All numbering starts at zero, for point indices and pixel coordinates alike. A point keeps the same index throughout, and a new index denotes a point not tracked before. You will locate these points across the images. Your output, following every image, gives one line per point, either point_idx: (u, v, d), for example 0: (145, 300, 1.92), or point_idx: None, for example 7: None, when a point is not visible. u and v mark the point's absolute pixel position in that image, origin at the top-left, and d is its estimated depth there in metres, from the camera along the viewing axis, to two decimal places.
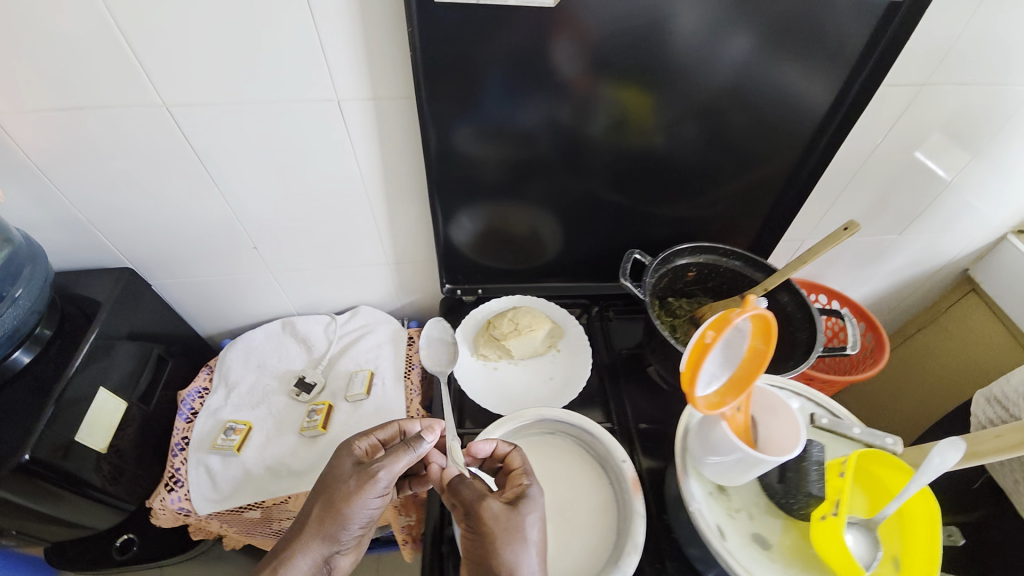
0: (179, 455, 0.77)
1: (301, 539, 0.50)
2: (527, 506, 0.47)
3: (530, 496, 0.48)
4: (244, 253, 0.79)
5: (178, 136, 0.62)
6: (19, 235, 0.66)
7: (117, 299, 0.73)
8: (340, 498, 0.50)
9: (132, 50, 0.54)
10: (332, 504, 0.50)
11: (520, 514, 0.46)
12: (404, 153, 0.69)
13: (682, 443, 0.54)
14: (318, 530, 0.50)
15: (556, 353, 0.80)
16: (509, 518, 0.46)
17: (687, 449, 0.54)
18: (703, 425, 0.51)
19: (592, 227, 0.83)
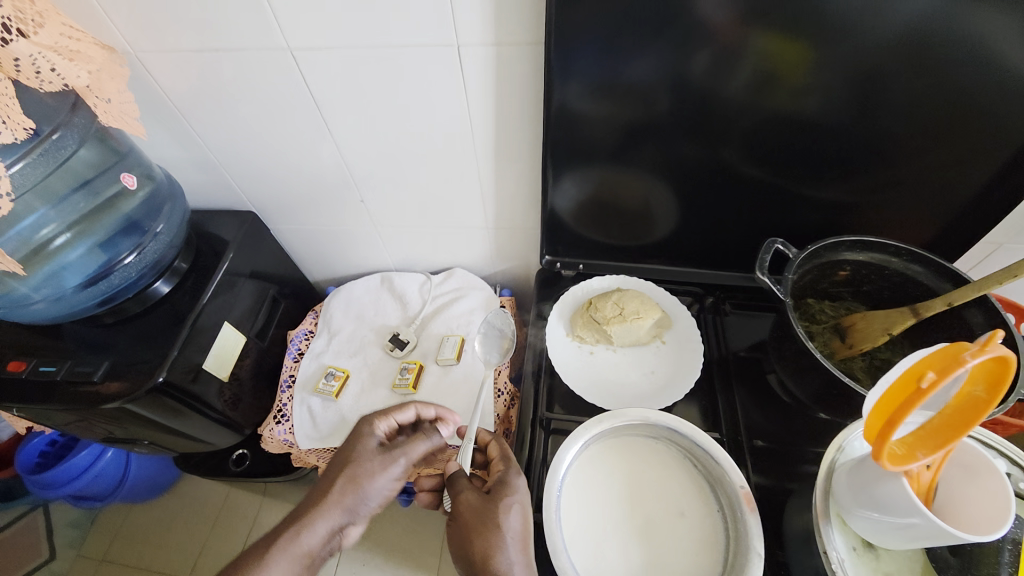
0: (286, 391, 0.83)
1: (318, 507, 0.52)
2: (514, 504, 0.50)
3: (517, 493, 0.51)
4: (351, 204, 0.79)
5: (297, 82, 0.62)
6: (161, 174, 0.72)
7: (242, 240, 0.78)
8: (356, 475, 0.54)
9: None
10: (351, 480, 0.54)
11: (506, 511, 0.50)
12: (521, 106, 0.62)
13: (824, 482, 0.45)
14: (337, 500, 0.52)
15: (660, 345, 0.71)
16: (493, 515, 0.49)
17: (831, 491, 0.44)
18: (861, 471, 0.41)
19: (720, 206, 0.71)
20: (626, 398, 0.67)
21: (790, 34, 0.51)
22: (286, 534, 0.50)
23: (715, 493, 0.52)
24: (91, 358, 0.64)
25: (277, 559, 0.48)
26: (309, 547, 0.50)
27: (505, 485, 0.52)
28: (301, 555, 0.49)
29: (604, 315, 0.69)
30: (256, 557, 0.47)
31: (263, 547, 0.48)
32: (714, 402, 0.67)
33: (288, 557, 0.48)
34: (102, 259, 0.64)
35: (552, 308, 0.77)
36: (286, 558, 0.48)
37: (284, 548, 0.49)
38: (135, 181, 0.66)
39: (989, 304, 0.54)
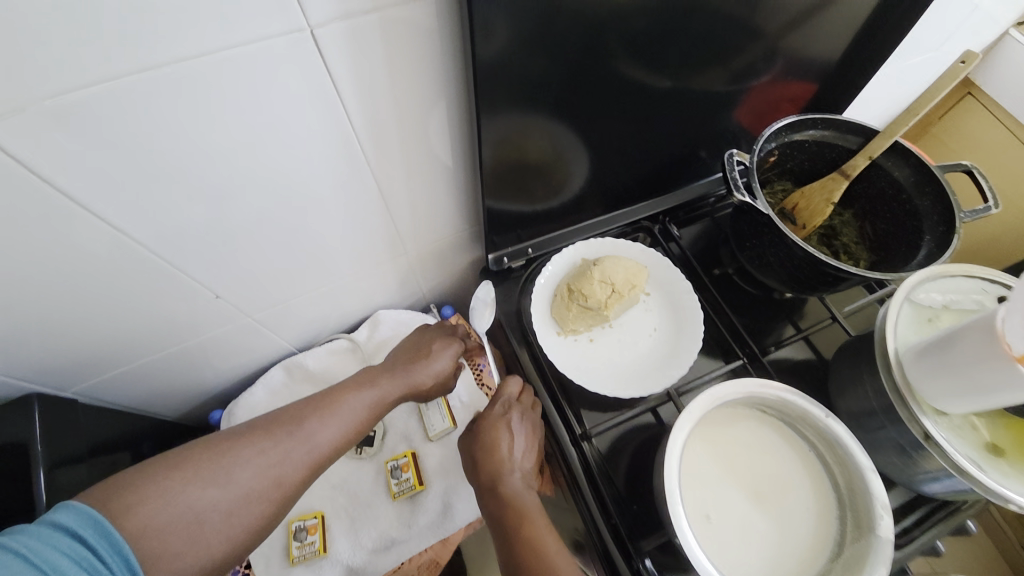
0: None
1: (380, 382, 0.54)
2: (505, 426, 0.56)
3: (512, 419, 0.57)
4: (205, 309, 0.54)
5: (21, 179, 0.34)
6: None
7: (49, 439, 0.49)
8: (427, 355, 0.60)
9: None
10: (420, 361, 0.59)
11: (497, 429, 0.56)
12: (417, 91, 0.44)
13: (900, 377, 0.48)
14: (406, 372, 0.57)
15: (646, 298, 0.67)
16: (488, 434, 0.56)
17: (905, 379, 0.47)
18: (944, 353, 0.44)
19: (648, 134, 0.65)
20: (648, 372, 0.61)
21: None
22: (340, 395, 0.51)
23: (795, 429, 0.53)
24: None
25: (329, 414, 0.48)
26: (363, 414, 0.51)
27: (500, 410, 0.58)
28: (357, 416, 0.50)
29: (598, 300, 0.62)
30: (304, 415, 0.47)
31: (310, 408, 0.48)
32: (720, 330, 0.66)
33: (340, 422, 0.49)
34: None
35: (525, 313, 0.66)
36: (339, 418, 0.49)
37: (334, 412, 0.49)
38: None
39: (902, 147, 0.60)
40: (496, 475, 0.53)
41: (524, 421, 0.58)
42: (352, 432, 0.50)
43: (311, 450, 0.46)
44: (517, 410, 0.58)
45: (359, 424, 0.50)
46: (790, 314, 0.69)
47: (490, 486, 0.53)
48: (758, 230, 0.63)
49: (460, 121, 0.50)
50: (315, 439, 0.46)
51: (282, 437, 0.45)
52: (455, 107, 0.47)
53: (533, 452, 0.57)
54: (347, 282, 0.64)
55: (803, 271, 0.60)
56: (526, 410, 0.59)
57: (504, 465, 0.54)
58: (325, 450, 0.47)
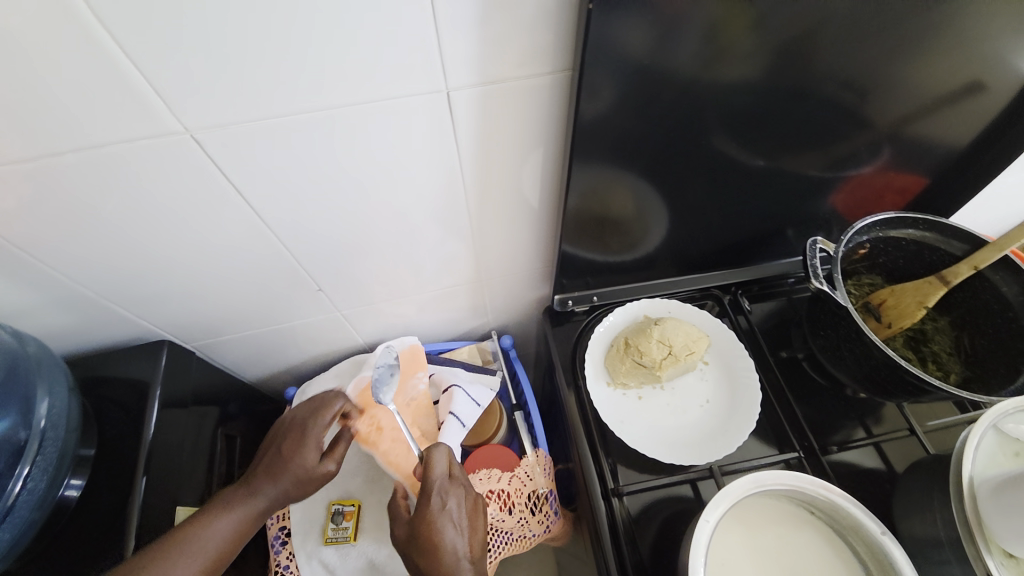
0: (281, 551, 0.68)
1: (239, 502, 0.53)
2: (446, 521, 0.51)
3: (449, 510, 0.52)
4: (306, 297, 0.62)
5: (208, 175, 0.43)
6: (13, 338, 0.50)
7: (166, 381, 0.58)
8: (284, 459, 0.55)
9: (134, 59, 0.34)
10: (284, 461, 0.55)
11: (434, 526, 0.51)
12: (524, 141, 0.49)
13: (972, 509, 0.45)
14: (269, 487, 0.54)
15: (703, 367, 0.66)
16: (426, 535, 0.51)
17: (976, 514, 0.44)
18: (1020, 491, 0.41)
19: (731, 209, 0.67)
20: (695, 441, 0.61)
21: (815, 19, 0.45)
22: (196, 525, 0.50)
23: (846, 540, 0.50)
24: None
25: (185, 549, 0.48)
26: (220, 543, 0.50)
27: (435, 499, 0.53)
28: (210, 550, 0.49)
29: (653, 359, 0.63)
30: (167, 561, 0.46)
31: (163, 544, 0.47)
32: (778, 416, 0.63)
33: (190, 561, 0.47)
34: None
35: (581, 356, 0.68)
36: (190, 556, 0.48)
37: (185, 548, 0.48)
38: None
39: (1013, 263, 0.57)
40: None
41: (462, 506, 0.53)
42: (208, 563, 0.49)
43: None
44: (451, 496, 0.54)
45: (217, 553, 0.50)
46: (863, 415, 0.64)
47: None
48: (834, 323, 0.61)
49: (554, 174, 0.55)
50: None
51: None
52: (552, 160, 0.53)
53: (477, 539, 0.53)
54: (423, 298, 0.71)
55: (881, 373, 0.57)
56: (460, 490, 0.55)
57: (446, 571, 0.49)
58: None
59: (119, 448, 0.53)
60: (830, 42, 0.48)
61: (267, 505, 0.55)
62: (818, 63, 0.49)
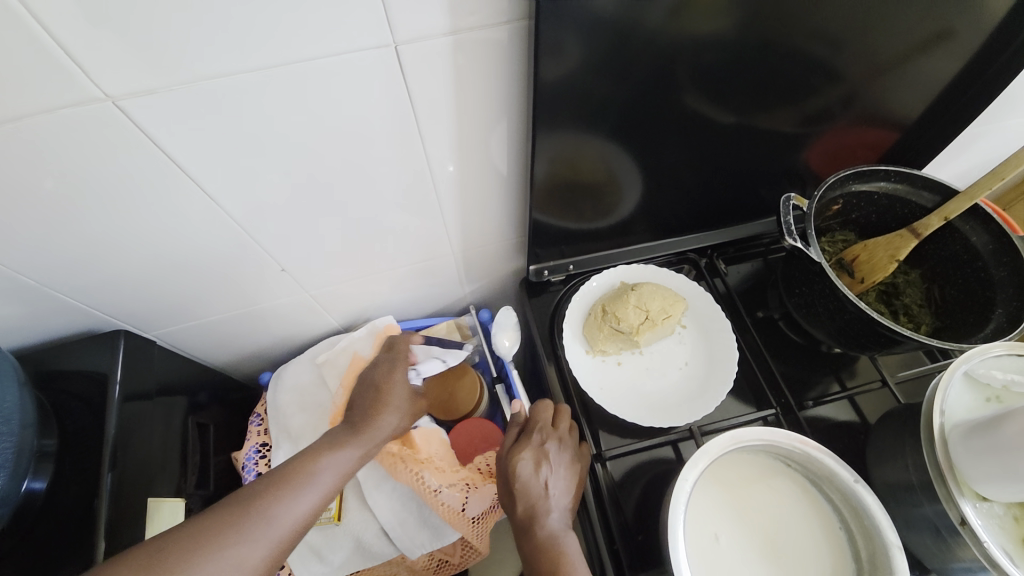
0: None
1: (355, 435, 0.52)
2: (543, 461, 0.53)
3: (550, 450, 0.54)
4: (271, 278, 0.60)
5: (143, 148, 0.40)
6: None
7: (128, 372, 0.56)
8: (383, 393, 0.57)
9: (38, 17, 0.31)
10: (381, 398, 0.57)
11: (534, 461, 0.53)
12: (485, 102, 0.47)
13: (943, 455, 0.45)
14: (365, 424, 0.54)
15: (681, 330, 0.66)
16: (523, 469, 0.53)
17: (949, 461, 0.45)
18: (991, 437, 0.41)
19: (705, 168, 0.65)
20: (674, 404, 0.61)
21: None
22: (307, 459, 0.48)
23: (820, 490, 0.51)
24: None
25: (250, 514, 0.43)
26: (334, 477, 0.48)
27: (538, 439, 0.55)
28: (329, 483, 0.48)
29: (630, 324, 0.62)
30: (262, 496, 0.44)
31: (268, 482, 0.45)
32: (755, 375, 0.64)
33: (306, 494, 0.46)
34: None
35: (559, 326, 0.68)
36: (307, 491, 0.46)
37: (302, 483, 0.46)
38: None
39: (981, 212, 0.57)
40: (534, 515, 0.51)
41: (564, 453, 0.55)
42: (320, 500, 0.47)
43: (278, 532, 0.43)
44: (554, 440, 0.55)
45: (296, 522, 0.44)
46: (837, 369, 0.65)
47: (524, 526, 0.51)
48: (809, 280, 0.61)
49: (521, 138, 0.53)
50: (279, 520, 0.43)
51: (241, 521, 0.42)
52: (517, 124, 0.50)
53: (574, 483, 0.54)
54: (395, 274, 0.68)
55: (854, 328, 0.58)
56: (564, 437, 0.56)
57: (540, 503, 0.51)
58: (289, 532, 0.44)
59: (80, 441, 0.51)
60: None
61: (371, 444, 0.53)
62: (790, 9, 0.47)
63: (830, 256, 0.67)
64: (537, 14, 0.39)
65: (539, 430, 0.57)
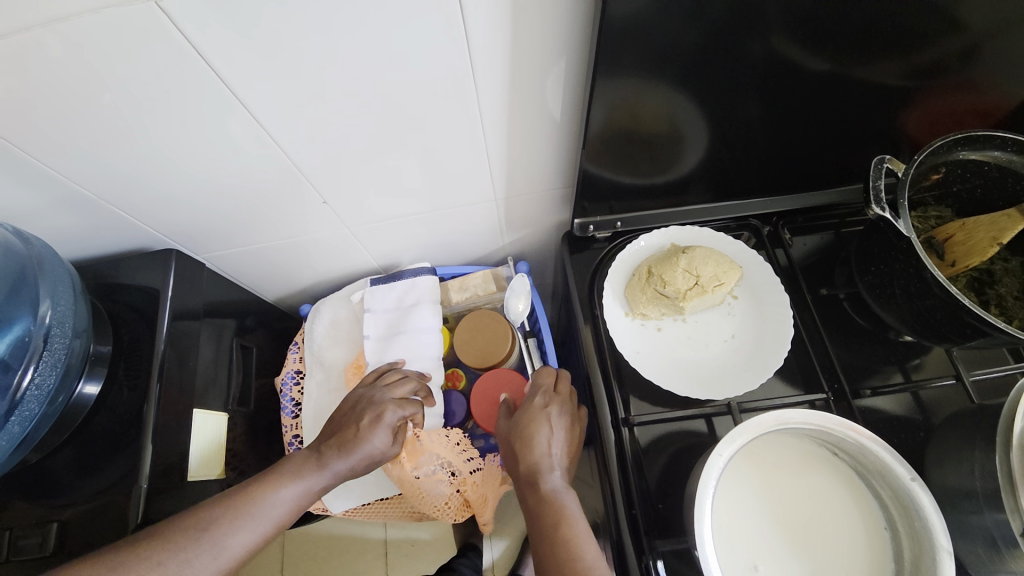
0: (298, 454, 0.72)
1: (310, 470, 0.52)
2: (547, 423, 0.56)
3: (552, 412, 0.58)
4: (312, 210, 0.59)
5: (185, 58, 0.39)
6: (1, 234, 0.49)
7: (177, 290, 0.58)
8: (359, 429, 0.56)
9: None
10: (353, 434, 0.55)
11: (538, 422, 0.56)
12: (542, 28, 0.42)
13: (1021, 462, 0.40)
14: (331, 456, 0.53)
15: (730, 301, 0.62)
16: (529, 426, 0.56)
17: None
18: None
19: (782, 125, 0.58)
20: (716, 376, 0.57)
21: None
22: (262, 489, 0.49)
23: (867, 483, 0.47)
24: (43, 515, 0.49)
25: (205, 541, 0.44)
26: (285, 511, 0.49)
27: (542, 402, 0.59)
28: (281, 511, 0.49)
29: (677, 290, 0.58)
30: (217, 522, 0.45)
31: (222, 511, 0.46)
32: (808, 356, 0.59)
33: (258, 524, 0.47)
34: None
35: (600, 284, 0.65)
36: (258, 522, 0.47)
37: (256, 514, 0.47)
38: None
39: None
40: (538, 469, 0.53)
41: (564, 415, 0.58)
42: (269, 529, 0.48)
43: (222, 563, 0.44)
44: (556, 404, 0.59)
45: (240, 555, 0.45)
46: (902, 359, 0.60)
47: (528, 480, 0.53)
48: (891, 257, 0.55)
49: (580, 76, 0.48)
50: (227, 549, 0.44)
51: (189, 545, 0.43)
52: (578, 62, 0.46)
53: (570, 444, 0.57)
54: (433, 217, 0.67)
55: (936, 316, 0.52)
56: (564, 401, 0.60)
57: (543, 461, 0.54)
58: (232, 563, 0.45)
59: (134, 349, 0.55)
60: None
61: (329, 481, 0.53)
62: None
63: (920, 232, 0.59)
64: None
65: (542, 393, 0.60)
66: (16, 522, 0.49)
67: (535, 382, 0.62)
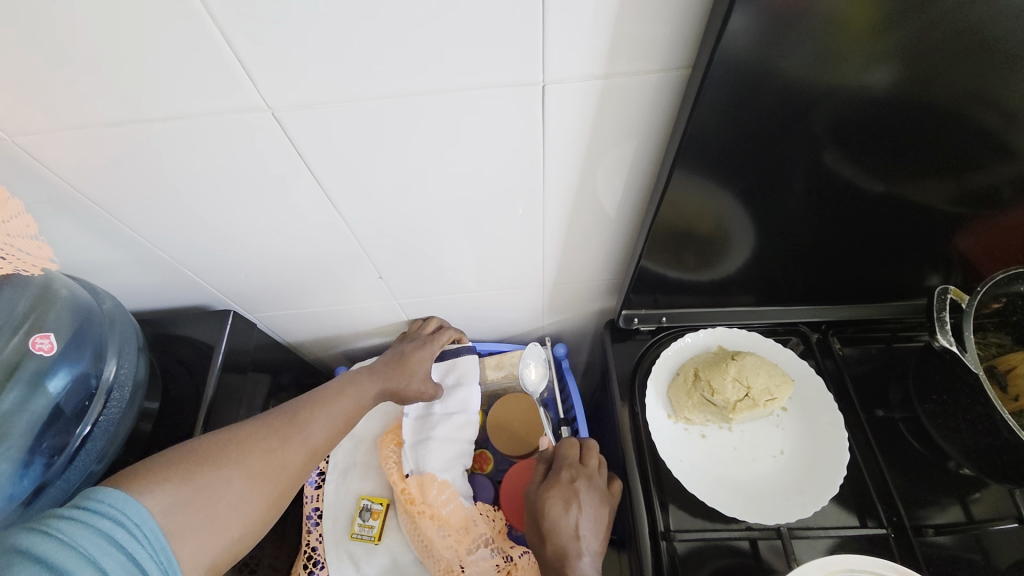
0: (314, 529, 0.68)
1: (371, 378, 0.58)
2: (573, 501, 0.53)
3: (580, 489, 0.54)
4: (368, 283, 0.62)
5: (286, 156, 0.42)
6: (82, 293, 0.52)
7: (227, 350, 0.60)
8: (411, 365, 0.63)
9: (227, 40, 0.34)
10: (407, 368, 0.62)
11: (563, 500, 0.54)
12: (612, 149, 0.45)
13: None
14: (389, 378, 0.60)
15: (779, 413, 0.59)
16: (554, 505, 0.53)
17: None
18: None
19: (837, 244, 0.58)
20: (765, 495, 0.54)
21: (997, 41, 0.36)
22: (333, 392, 0.54)
23: None
24: None
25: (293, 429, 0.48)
26: (353, 409, 0.55)
27: (568, 477, 0.56)
28: (348, 410, 0.54)
29: (726, 399, 0.57)
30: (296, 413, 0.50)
31: (299, 406, 0.51)
32: (865, 482, 0.55)
33: (333, 416, 0.52)
34: (41, 413, 0.46)
35: (641, 380, 0.64)
36: (333, 413, 0.52)
37: (330, 407, 0.52)
38: (50, 341, 0.48)
39: None
40: (564, 556, 0.50)
41: (593, 492, 0.55)
42: (341, 425, 0.53)
43: (309, 445, 0.49)
44: (583, 479, 0.56)
45: (321, 444, 0.50)
46: (963, 492, 0.55)
47: (557, 567, 0.51)
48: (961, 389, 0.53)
49: (643, 184, 0.50)
50: (312, 433, 0.49)
51: (281, 430, 0.48)
52: (643, 175, 0.48)
53: (602, 527, 0.53)
54: (480, 296, 0.68)
55: (1002, 455, 0.49)
56: (592, 476, 0.56)
57: (571, 546, 0.51)
58: (317, 445, 0.49)
59: (178, 406, 0.56)
60: (1007, 68, 0.39)
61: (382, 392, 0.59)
62: (994, 84, 0.40)
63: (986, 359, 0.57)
64: (704, 69, 0.36)
65: (568, 468, 0.57)
66: None
67: (558, 454, 0.59)
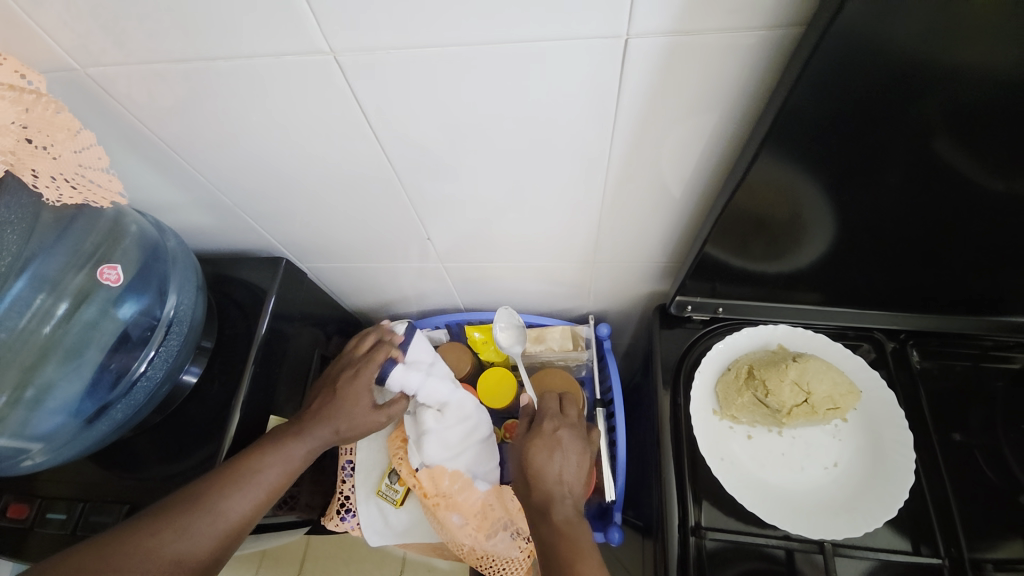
0: (348, 477, 0.70)
1: (297, 434, 0.54)
2: (558, 448, 0.53)
3: (563, 438, 0.54)
4: (416, 243, 0.61)
5: (344, 104, 0.41)
6: (150, 228, 0.55)
7: (278, 297, 0.61)
8: (343, 405, 0.56)
9: None
10: (338, 410, 0.56)
11: (547, 446, 0.53)
12: (689, 118, 0.40)
13: None
14: (319, 431, 0.55)
15: (838, 423, 0.55)
16: (538, 451, 0.53)
17: None
18: None
19: (940, 247, 0.51)
20: (810, 508, 0.50)
21: None
22: (254, 455, 0.51)
23: None
24: (119, 493, 0.52)
25: (200, 513, 0.45)
26: (278, 476, 0.51)
27: (551, 427, 0.55)
28: (268, 483, 0.50)
29: (781, 402, 0.53)
30: (206, 492, 0.47)
31: (212, 480, 0.48)
32: (926, 509, 0.51)
33: (250, 491, 0.48)
34: (110, 336, 0.51)
35: (688, 370, 0.60)
36: (249, 488, 0.48)
37: (247, 480, 0.49)
38: (116, 273, 0.52)
39: None
40: (549, 498, 0.50)
41: (576, 441, 0.54)
42: (263, 498, 0.49)
43: (218, 527, 0.46)
44: (567, 428, 0.55)
45: (237, 521, 0.47)
46: None
47: (540, 509, 0.50)
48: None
49: (718, 164, 0.45)
50: (222, 513, 0.46)
51: (181, 517, 0.45)
52: (721, 151, 0.43)
53: (586, 475, 0.53)
54: (526, 267, 0.66)
55: None
56: (574, 425, 0.56)
57: (555, 489, 0.50)
58: (231, 527, 0.47)
59: (232, 344, 0.59)
60: None
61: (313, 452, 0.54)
62: None
63: None
64: (816, 36, 0.31)
65: (550, 418, 0.57)
66: (97, 493, 0.52)
67: (542, 407, 0.59)
